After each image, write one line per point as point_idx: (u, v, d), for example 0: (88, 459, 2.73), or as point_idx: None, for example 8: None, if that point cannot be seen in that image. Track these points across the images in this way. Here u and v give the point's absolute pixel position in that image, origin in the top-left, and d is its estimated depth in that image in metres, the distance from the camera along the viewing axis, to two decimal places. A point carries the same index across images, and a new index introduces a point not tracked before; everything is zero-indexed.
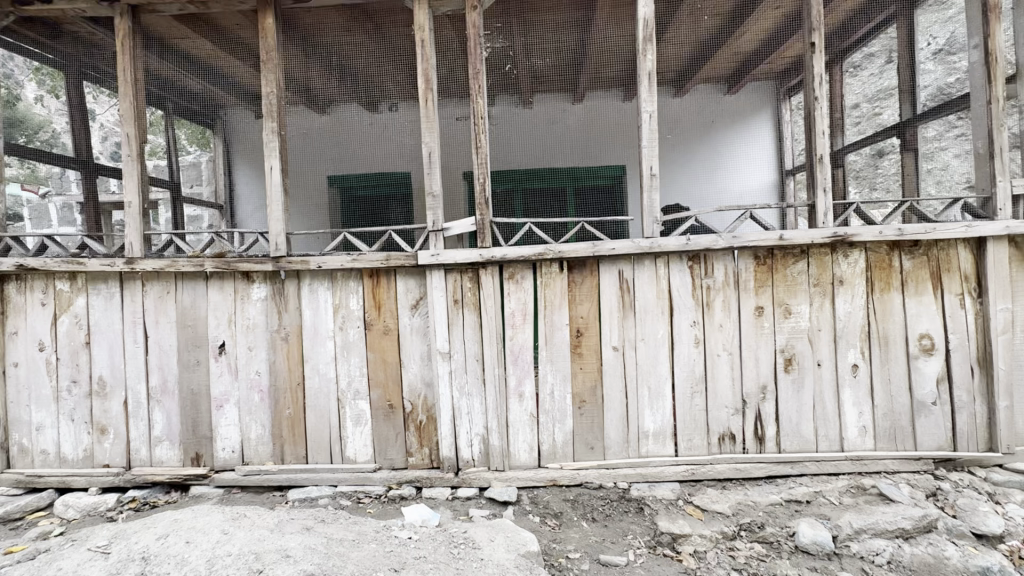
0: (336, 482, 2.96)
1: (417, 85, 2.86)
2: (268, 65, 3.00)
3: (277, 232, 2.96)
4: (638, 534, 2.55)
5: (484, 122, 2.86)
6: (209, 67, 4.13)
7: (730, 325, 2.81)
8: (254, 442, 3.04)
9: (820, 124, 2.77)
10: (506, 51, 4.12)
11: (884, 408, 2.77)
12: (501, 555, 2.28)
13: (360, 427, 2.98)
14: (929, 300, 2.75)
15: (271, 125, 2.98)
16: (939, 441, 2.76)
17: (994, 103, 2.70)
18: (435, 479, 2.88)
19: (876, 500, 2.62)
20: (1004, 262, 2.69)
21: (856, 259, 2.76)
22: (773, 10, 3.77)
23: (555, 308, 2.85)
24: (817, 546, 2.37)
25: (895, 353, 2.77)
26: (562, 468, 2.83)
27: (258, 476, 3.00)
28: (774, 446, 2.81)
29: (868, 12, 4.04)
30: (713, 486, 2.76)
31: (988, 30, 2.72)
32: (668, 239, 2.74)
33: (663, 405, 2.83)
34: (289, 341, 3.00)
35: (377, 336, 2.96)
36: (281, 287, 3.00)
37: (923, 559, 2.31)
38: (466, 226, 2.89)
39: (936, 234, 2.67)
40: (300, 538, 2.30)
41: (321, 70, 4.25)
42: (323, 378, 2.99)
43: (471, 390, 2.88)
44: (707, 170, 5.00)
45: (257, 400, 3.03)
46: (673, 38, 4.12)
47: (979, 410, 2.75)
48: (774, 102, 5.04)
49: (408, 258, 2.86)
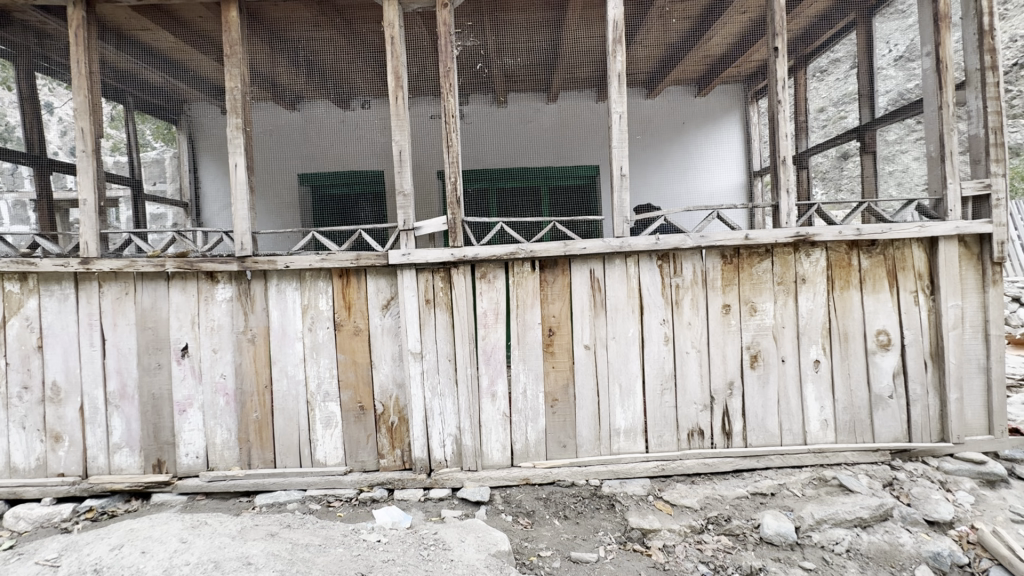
0: (305, 486, 2.90)
1: (387, 82, 2.83)
2: (232, 59, 2.92)
3: (243, 231, 2.88)
4: (609, 530, 2.58)
5: (455, 121, 2.84)
6: (172, 60, 3.99)
7: (698, 323, 2.86)
8: (219, 447, 2.95)
9: (784, 127, 2.85)
10: (478, 50, 4.10)
11: (845, 402, 2.87)
12: (471, 556, 2.27)
13: (330, 429, 2.93)
14: (885, 297, 2.86)
15: (236, 122, 2.90)
16: (895, 433, 2.87)
17: (945, 109, 2.82)
18: (407, 480, 2.85)
19: (836, 491, 2.70)
20: (954, 261, 2.82)
21: (818, 258, 2.85)
22: (739, 14, 3.85)
23: (527, 307, 2.85)
24: (780, 537, 2.44)
25: (854, 348, 2.86)
26: (534, 467, 2.85)
27: (223, 482, 2.92)
28: (740, 441, 2.88)
29: (829, 19, 4.17)
30: (682, 481, 2.81)
31: (939, 39, 2.83)
32: (638, 239, 2.78)
33: (633, 402, 2.87)
34: (256, 342, 2.93)
35: (347, 337, 2.91)
36: (247, 287, 2.93)
37: (879, 547, 2.40)
38: (437, 226, 2.87)
39: (892, 234, 2.77)
40: (263, 544, 2.25)
41: (288, 65, 4.15)
42: (292, 380, 2.93)
43: (443, 390, 2.87)
44: (678, 171, 5.10)
45: (222, 403, 2.94)
46: (643, 40, 4.17)
47: (932, 402, 2.88)
48: (743, 105, 5.15)
49: (378, 258, 2.82)
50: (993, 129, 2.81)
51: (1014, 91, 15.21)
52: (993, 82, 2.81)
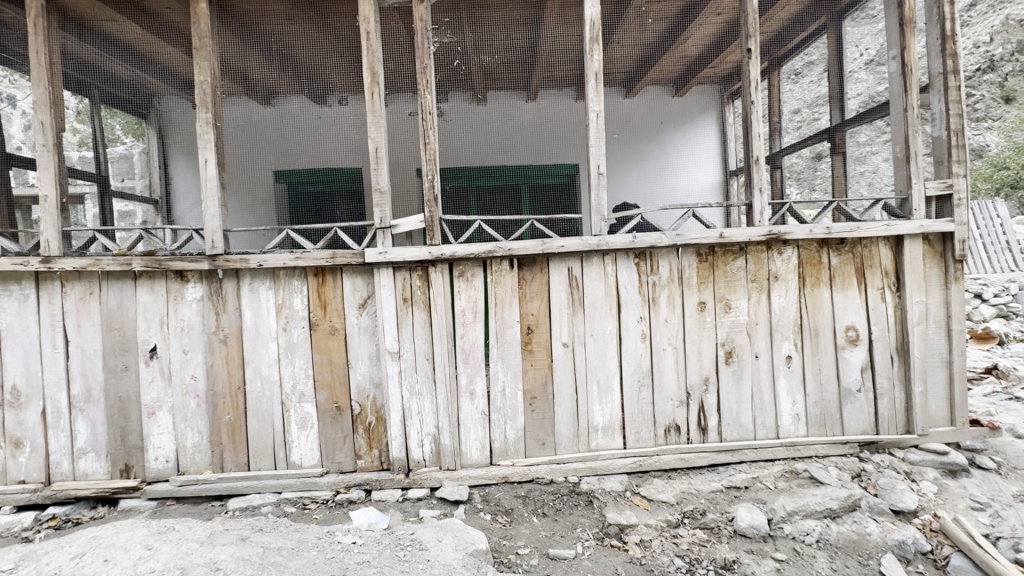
0: (280, 489, 2.85)
1: (363, 78, 2.78)
2: (201, 52, 2.83)
3: (214, 229, 2.81)
4: (587, 526, 2.60)
5: (432, 117, 2.81)
6: (138, 51, 3.85)
7: (675, 320, 2.90)
8: (190, 450, 2.88)
9: (757, 127, 2.90)
10: (455, 46, 4.08)
11: (816, 396, 2.94)
12: (448, 555, 2.26)
13: (306, 431, 2.88)
14: (854, 294, 2.94)
15: (206, 116, 2.81)
16: (863, 426, 2.96)
17: (910, 111, 2.91)
18: (385, 481, 2.82)
19: (807, 483, 2.76)
20: (919, 259, 2.91)
21: (790, 255, 2.91)
22: (714, 15, 3.92)
23: (505, 305, 2.84)
24: (753, 530, 2.50)
25: (825, 343, 2.94)
26: (513, 465, 2.84)
27: (194, 486, 2.85)
28: (716, 436, 2.92)
29: (801, 22, 4.26)
30: (659, 477, 2.84)
31: (905, 43, 2.91)
32: (615, 238, 2.81)
33: (611, 399, 2.89)
34: (228, 343, 2.86)
35: (323, 337, 2.87)
36: (219, 287, 2.85)
37: (848, 537, 2.48)
38: (415, 223, 2.84)
39: (860, 232, 2.85)
40: (233, 549, 2.20)
41: (261, 58, 4.05)
42: (265, 381, 2.87)
43: (421, 390, 2.85)
44: (656, 170, 5.16)
45: (193, 406, 2.87)
46: (621, 39, 4.21)
47: (898, 395, 2.97)
48: (719, 105, 5.24)
49: (355, 256, 2.78)
50: (955, 131, 2.91)
51: (975, 95, 15.83)
52: (955, 86, 2.91)
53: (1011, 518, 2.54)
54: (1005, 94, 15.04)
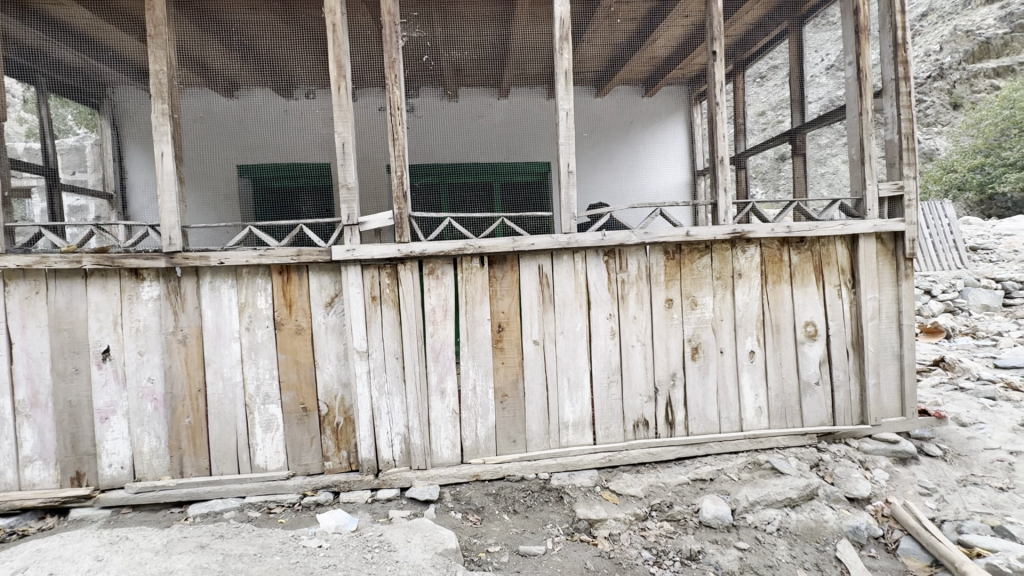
0: (243, 493, 2.77)
1: (328, 71, 2.71)
2: (157, 40, 2.71)
3: (172, 225, 2.69)
4: (557, 522, 2.62)
5: (401, 113, 2.76)
6: (88, 36, 3.66)
7: (643, 317, 2.95)
8: (147, 455, 2.77)
9: (722, 128, 2.96)
10: (425, 41, 4.04)
11: (778, 389, 3.04)
12: (417, 556, 2.23)
13: (271, 433, 2.81)
14: (813, 291, 3.05)
15: (162, 107, 2.70)
16: (821, 418, 3.07)
17: (864, 115, 3.03)
18: (354, 482, 2.78)
19: (769, 474, 2.86)
20: (872, 256, 3.04)
21: (753, 254, 3.00)
22: (682, 18, 3.99)
23: (476, 304, 2.83)
24: (717, 520, 2.57)
25: (785, 338, 3.04)
26: (484, 463, 2.84)
27: (152, 493, 2.73)
28: (683, 430, 2.98)
29: (764, 26, 4.38)
30: (628, 471, 2.89)
31: (860, 49, 3.03)
32: (585, 236, 2.83)
33: (582, 395, 2.92)
34: (188, 344, 2.75)
35: (288, 337, 2.79)
36: (177, 286, 2.74)
37: (806, 524, 2.58)
38: (383, 220, 2.79)
39: (818, 231, 2.96)
40: (190, 557, 2.12)
41: (221, 48, 3.91)
42: (228, 383, 2.78)
43: (391, 389, 2.81)
44: (627, 169, 5.24)
45: (150, 409, 2.75)
46: (592, 38, 4.24)
47: (854, 387, 3.10)
48: (686, 106, 5.35)
49: (322, 253, 2.72)
50: (906, 135, 3.04)
51: (926, 101, 16.68)
52: (906, 92, 3.04)
53: (955, 501, 2.69)
54: (952, 101, 15.88)
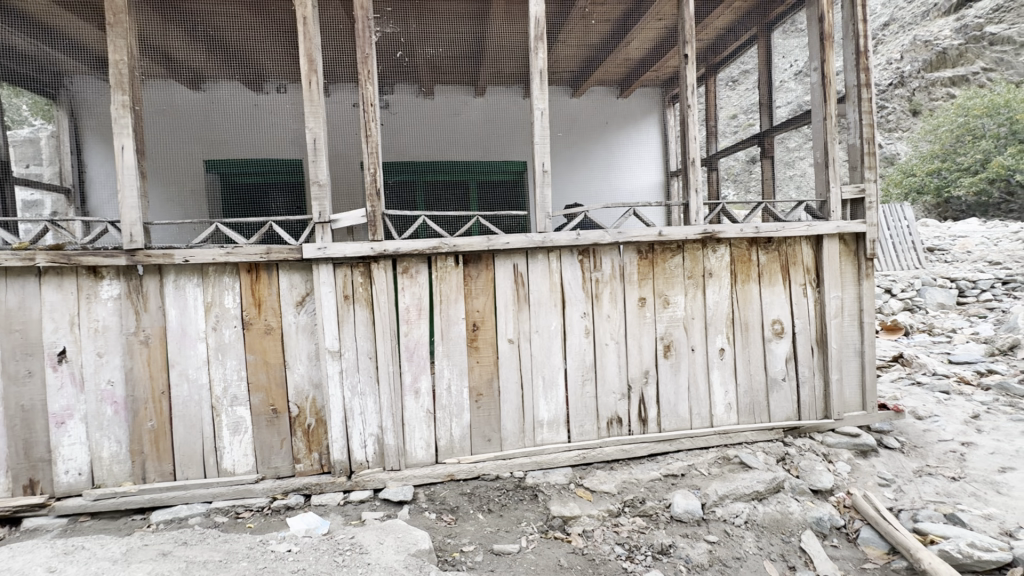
0: (209, 498, 2.69)
1: (299, 65, 2.65)
2: (116, 28, 2.60)
3: (133, 222, 2.59)
4: (532, 520, 2.63)
5: (374, 109, 2.71)
6: (40, 22, 3.47)
7: (617, 316, 2.98)
8: (107, 461, 2.66)
9: (694, 130, 3.02)
10: (399, 36, 3.99)
11: (746, 385, 3.12)
12: (389, 557, 2.20)
13: (238, 436, 2.74)
14: (780, 290, 3.14)
15: (122, 99, 2.59)
16: (788, 412, 3.17)
17: (828, 120, 3.13)
18: (326, 484, 2.73)
19: (738, 468, 2.94)
20: (836, 256, 3.15)
21: (722, 253, 3.07)
22: (656, 20, 4.04)
23: (450, 303, 2.81)
24: (688, 515, 2.62)
25: (754, 336, 3.12)
26: (459, 463, 2.83)
27: (112, 500, 2.63)
28: (655, 426, 3.03)
29: (734, 31, 4.48)
30: (602, 468, 2.92)
31: (825, 56, 3.12)
32: (560, 235, 2.85)
33: (556, 393, 2.94)
34: (151, 345, 2.66)
35: (257, 336, 2.72)
36: (139, 284, 2.64)
37: (773, 516, 2.65)
38: (356, 218, 2.75)
39: (784, 232, 3.05)
40: (151, 566, 2.05)
41: (186, 38, 3.78)
42: (193, 385, 2.70)
43: (363, 389, 2.77)
44: (602, 169, 5.30)
45: (110, 413, 2.65)
46: (568, 38, 4.25)
47: (818, 383, 3.21)
48: (660, 108, 5.44)
49: (292, 251, 2.66)
50: (867, 140, 3.15)
51: (888, 107, 17.38)
52: (868, 98, 3.15)
53: (911, 491, 2.81)
54: (912, 108, 16.58)
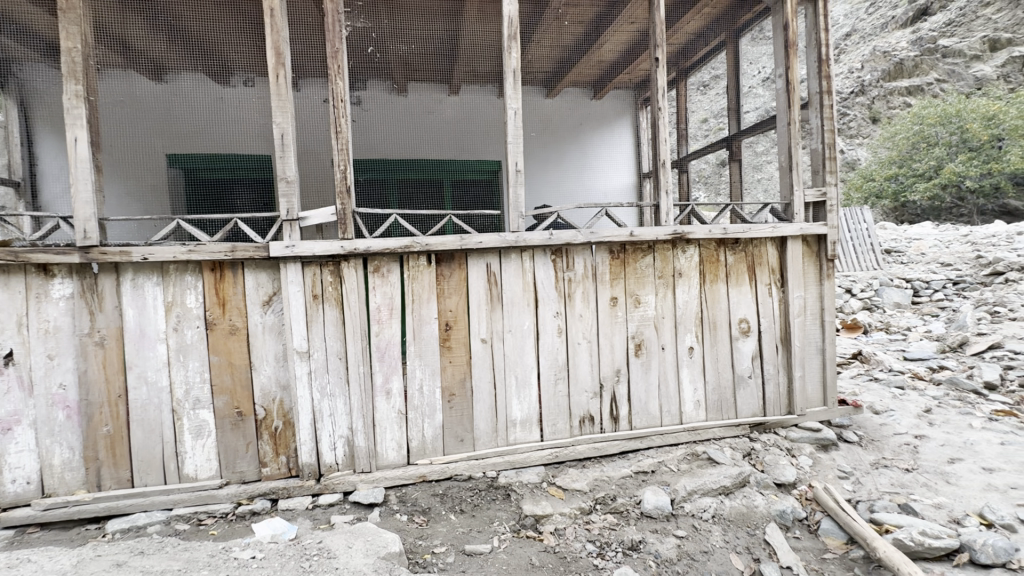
0: (170, 505, 2.59)
1: (266, 58, 2.57)
2: (69, 14, 2.47)
3: (87, 217, 2.47)
4: (504, 520, 2.64)
5: (344, 105, 2.66)
6: None
7: (589, 314, 3.01)
8: (58, 469, 2.53)
9: (665, 132, 3.06)
10: (370, 32, 3.92)
11: (714, 383, 3.19)
12: (358, 561, 2.17)
13: (201, 440, 2.65)
14: (746, 289, 3.22)
15: (75, 88, 2.47)
16: (754, 409, 3.26)
17: (793, 125, 3.23)
18: (293, 488, 2.67)
19: (706, 464, 3.00)
20: (799, 257, 3.25)
21: (692, 254, 3.13)
22: (628, 24, 4.08)
23: (423, 302, 2.79)
24: (658, 510, 2.66)
25: (722, 335, 3.20)
26: (431, 463, 2.80)
27: (63, 510, 2.50)
28: (626, 424, 3.07)
29: (704, 37, 4.57)
30: (574, 466, 2.95)
31: (789, 63, 3.22)
32: (533, 234, 2.85)
33: (529, 393, 2.94)
34: (107, 346, 2.54)
35: (221, 337, 2.64)
36: (93, 283, 2.52)
37: (738, 510, 2.72)
38: (325, 216, 2.69)
39: (751, 233, 3.13)
40: None
41: (146, 27, 3.63)
42: (152, 388, 2.59)
43: (333, 391, 2.72)
44: (576, 170, 5.35)
45: (61, 418, 2.52)
46: (542, 38, 4.26)
47: (782, 379, 3.31)
48: (633, 110, 5.52)
49: (259, 249, 2.58)
50: (828, 145, 3.27)
51: (849, 115, 18.06)
52: (829, 105, 3.26)
53: (868, 483, 2.93)
54: (872, 115, 17.26)
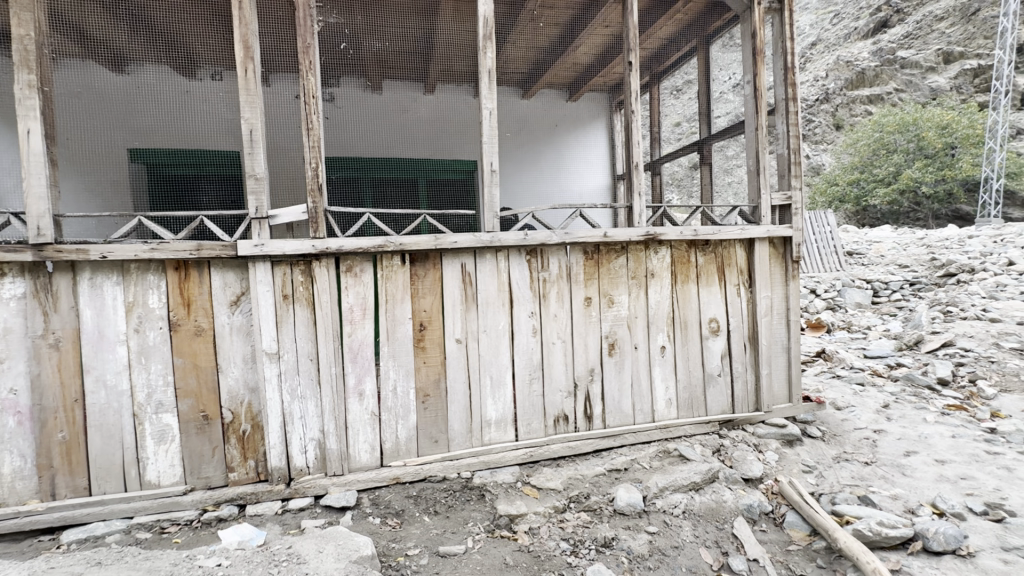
0: (131, 513, 2.49)
1: (234, 52, 2.50)
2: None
3: (40, 213, 2.36)
4: (478, 520, 2.63)
5: (316, 102, 2.60)
6: None
7: (563, 314, 3.03)
8: (7, 478, 2.40)
9: (637, 135, 3.11)
10: (343, 27, 3.84)
11: (685, 381, 3.26)
12: (329, 566, 2.13)
13: (164, 445, 2.56)
14: (716, 289, 3.30)
15: (28, 78, 2.35)
16: (723, 406, 3.34)
17: (760, 130, 3.33)
18: (262, 493, 2.61)
19: (677, 461, 3.06)
20: (766, 259, 3.35)
21: (664, 254, 3.19)
22: (602, 27, 4.12)
23: (396, 302, 2.76)
24: (630, 507, 2.71)
25: (692, 334, 3.27)
26: (405, 465, 2.78)
27: (13, 520, 2.37)
28: (600, 423, 3.11)
29: (675, 42, 4.67)
30: (548, 465, 2.97)
31: (756, 70, 3.32)
32: (507, 235, 2.86)
33: (504, 393, 2.95)
34: (62, 349, 2.43)
35: (186, 339, 2.55)
36: (47, 282, 2.40)
37: (708, 505, 2.78)
38: (296, 214, 2.63)
39: (720, 235, 3.21)
40: None
41: (107, 16, 3.49)
42: (111, 392, 2.49)
43: (304, 393, 2.67)
44: (552, 171, 5.39)
45: (12, 424, 2.40)
46: (517, 38, 4.26)
47: (750, 377, 3.40)
48: (608, 113, 5.59)
49: (226, 248, 2.50)
50: (794, 149, 3.38)
51: (814, 121, 18.70)
52: (794, 111, 3.36)
53: (831, 476, 3.03)
54: (835, 122, 17.91)
